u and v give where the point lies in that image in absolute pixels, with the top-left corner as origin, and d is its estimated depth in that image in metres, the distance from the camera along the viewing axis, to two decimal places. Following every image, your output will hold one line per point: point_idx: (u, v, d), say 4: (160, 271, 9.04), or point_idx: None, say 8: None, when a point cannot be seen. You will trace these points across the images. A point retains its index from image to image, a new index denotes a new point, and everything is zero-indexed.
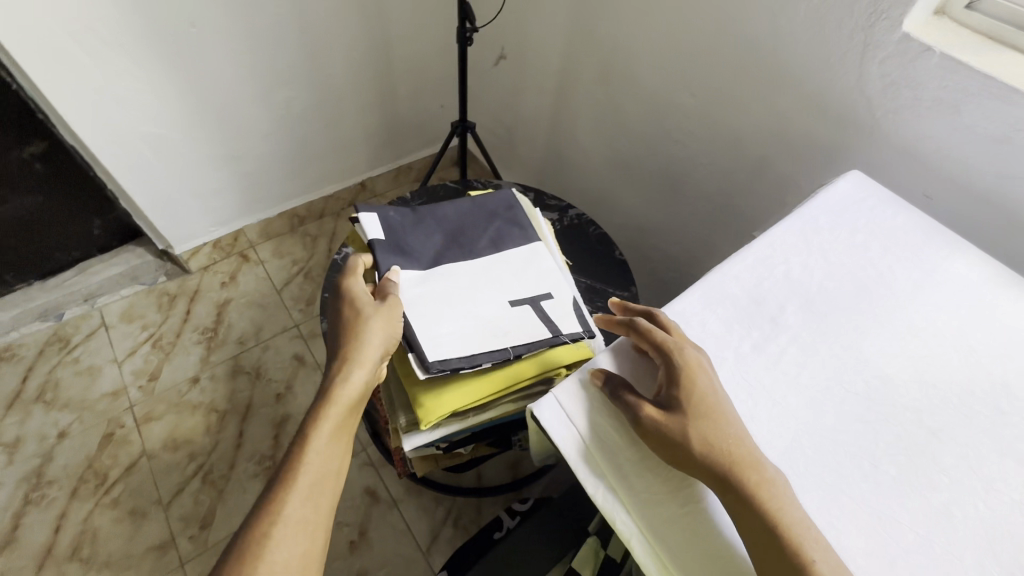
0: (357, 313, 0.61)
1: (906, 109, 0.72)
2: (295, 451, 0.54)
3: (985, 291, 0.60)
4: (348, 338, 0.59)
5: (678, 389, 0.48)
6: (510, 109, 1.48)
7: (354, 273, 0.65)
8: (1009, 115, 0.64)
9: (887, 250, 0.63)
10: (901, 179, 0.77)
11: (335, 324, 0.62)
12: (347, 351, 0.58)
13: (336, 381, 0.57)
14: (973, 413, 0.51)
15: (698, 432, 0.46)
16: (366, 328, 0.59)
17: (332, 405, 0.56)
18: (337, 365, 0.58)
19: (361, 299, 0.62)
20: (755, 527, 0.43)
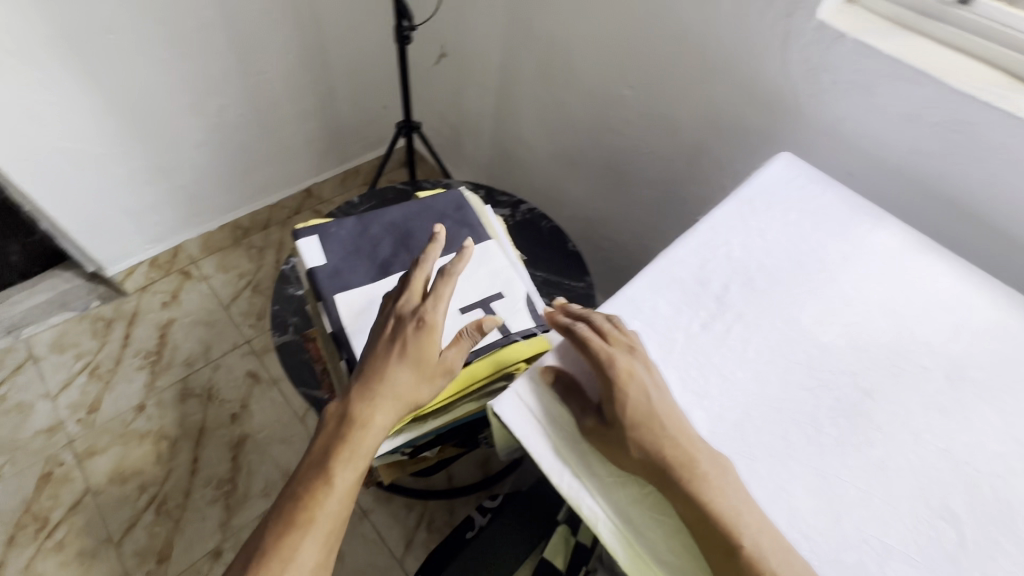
0: (427, 353, 0.55)
1: (827, 93, 0.77)
2: (313, 487, 0.50)
3: (905, 259, 0.64)
4: (398, 377, 0.54)
5: (610, 401, 0.48)
6: (456, 107, 1.47)
7: (439, 299, 0.57)
8: (916, 95, 0.69)
9: (817, 227, 0.67)
10: (827, 158, 0.81)
11: (385, 347, 0.56)
12: (389, 391, 0.54)
13: (371, 421, 0.53)
14: (901, 372, 0.55)
15: (636, 441, 0.47)
16: (411, 369, 0.55)
17: (355, 442, 0.52)
18: (372, 399, 0.53)
19: (421, 334, 0.56)
20: (691, 522, 0.44)
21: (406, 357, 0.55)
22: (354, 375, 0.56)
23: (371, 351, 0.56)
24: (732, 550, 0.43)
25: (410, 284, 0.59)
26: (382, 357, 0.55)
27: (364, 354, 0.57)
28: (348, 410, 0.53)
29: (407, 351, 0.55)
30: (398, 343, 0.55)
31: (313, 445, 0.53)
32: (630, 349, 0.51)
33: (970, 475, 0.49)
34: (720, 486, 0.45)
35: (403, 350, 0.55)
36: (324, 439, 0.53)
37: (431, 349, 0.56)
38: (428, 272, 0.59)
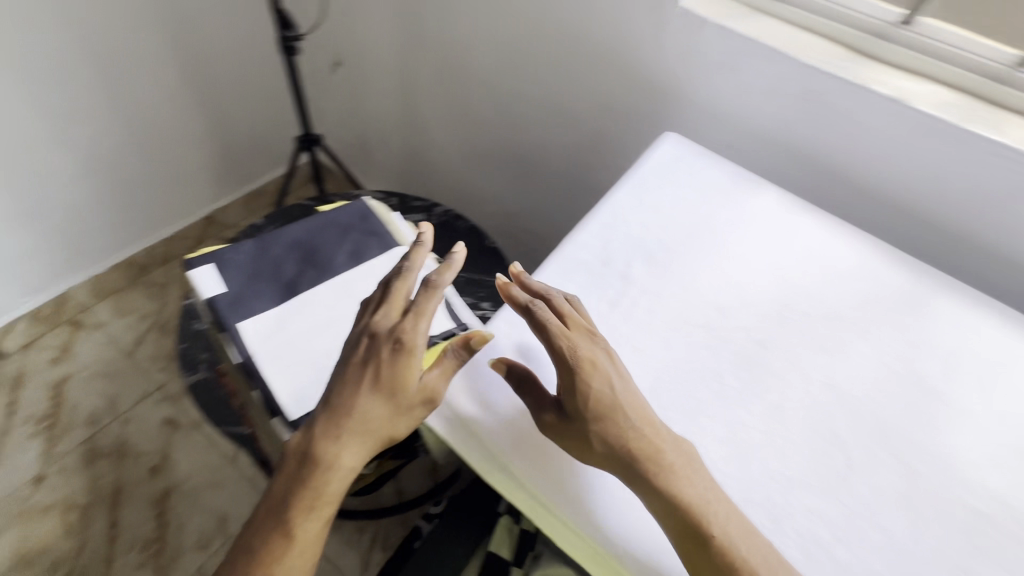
0: (404, 381, 0.50)
1: (700, 74, 0.83)
2: (271, 535, 0.47)
3: (782, 218, 0.71)
4: (370, 412, 0.49)
5: (571, 394, 0.48)
6: (359, 116, 1.43)
7: (421, 318, 0.51)
8: (774, 70, 0.77)
9: (706, 198, 0.72)
10: (710, 135, 0.88)
11: (357, 373, 0.50)
12: (359, 426, 0.49)
13: (338, 462, 0.48)
14: (788, 320, 0.61)
15: (599, 434, 0.47)
16: (385, 401, 0.49)
17: (320, 487, 0.48)
18: (340, 438, 0.49)
19: (397, 361, 0.50)
20: (658, 513, 0.45)
21: (380, 388, 0.49)
22: (320, 406, 0.50)
23: (342, 377, 0.50)
24: (702, 535, 0.44)
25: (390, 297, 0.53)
26: (353, 387, 0.50)
27: (333, 380, 0.51)
28: (312, 450, 0.48)
29: (382, 380, 0.49)
30: (372, 370, 0.50)
31: (273, 486, 0.49)
32: (590, 337, 0.51)
33: (851, 401, 0.56)
34: (687, 476, 0.46)
35: (378, 378, 0.50)
36: (284, 481, 0.49)
37: (409, 375, 0.50)
38: (410, 285, 0.54)
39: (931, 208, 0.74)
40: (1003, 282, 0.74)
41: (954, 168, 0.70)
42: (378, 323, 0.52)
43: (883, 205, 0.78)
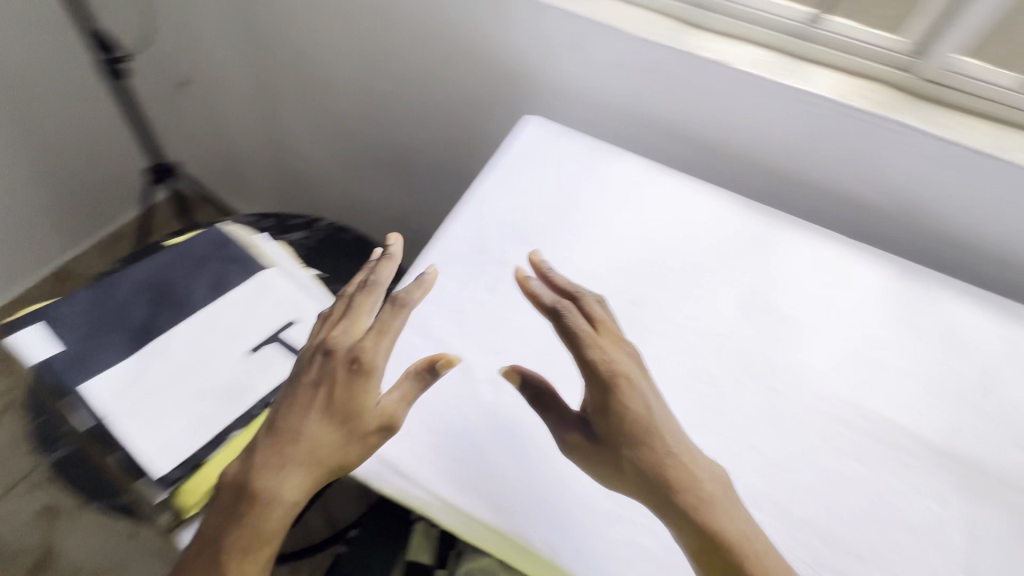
0: (357, 405, 0.46)
1: (550, 56, 0.85)
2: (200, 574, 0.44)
3: (643, 181, 0.75)
4: (314, 439, 0.45)
5: (599, 410, 0.47)
6: (219, 137, 1.33)
7: (382, 338, 0.49)
8: (614, 46, 0.80)
9: (570, 174, 0.75)
10: (571, 113, 0.91)
11: (307, 395, 0.48)
12: (302, 453, 0.45)
13: (276, 493, 0.44)
14: (656, 277, 0.65)
15: (634, 459, 0.45)
16: (333, 427, 0.46)
17: (256, 525, 0.44)
18: (279, 466, 0.45)
19: (350, 382, 0.47)
20: (682, 544, 0.44)
21: (330, 412, 0.46)
22: (265, 430, 0.47)
23: (290, 399, 0.48)
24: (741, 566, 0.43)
25: (352, 316, 0.52)
26: (301, 411, 0.47)
27: (280, 402, 0.48)
28: (251, 478, 0.45)
29: (332, 403, 0.46)
30: (326, 392, 0.47)
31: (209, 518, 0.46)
32: (625, 353, 0.49)
33: (718, 341, 0.61)
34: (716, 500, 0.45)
35: (329, 399, 0.47)
36: (218, 513, 0.45)
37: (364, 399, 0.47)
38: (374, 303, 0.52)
39: (765, 155, 0.83)
40: (832, 210, 0.85)
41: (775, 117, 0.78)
42: (335, 342, 0.50)
43: (727, 158, 0.86)
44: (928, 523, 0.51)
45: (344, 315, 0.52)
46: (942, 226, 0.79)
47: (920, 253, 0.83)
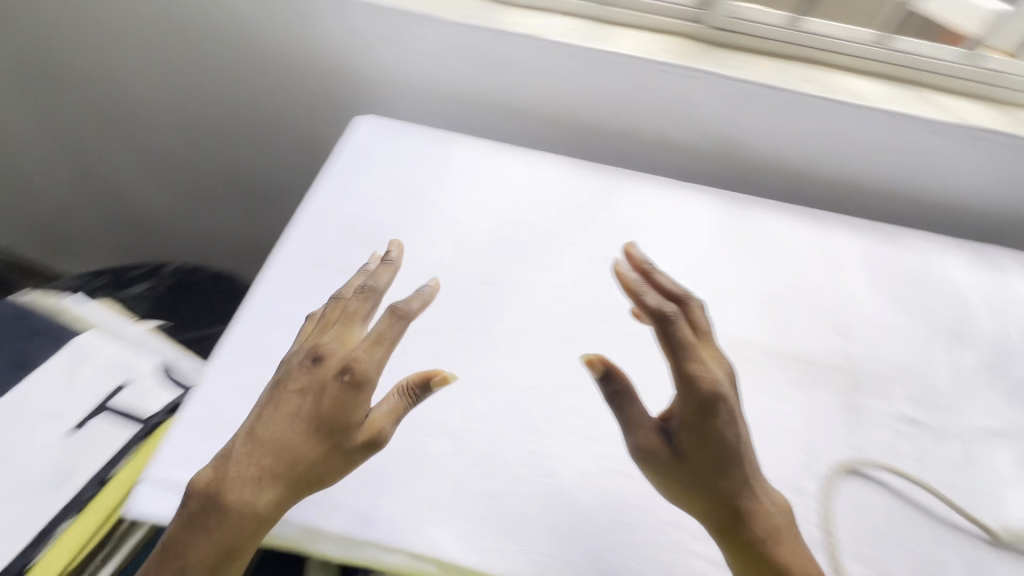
0: (345, 415, 0.45)
1: (369, 53, 0.84)
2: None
3: (483, 163, 0.76)
4: (295, 447, 0.44)
5: (689, 423, 0.46)
6: (27, 199, 1.15)
7: (377, 351, 0.48)
8: (428, 34, 0.80)
9: (410, 169, 0.74)
10: (408, 109, 0.91)
11: (296, 402, 0.45)
12: (282, 460, 0.43)
13: (249, 499, 0.42)
14: (508, 254, 0.66)
15: (715, 477, 0.45)
16: (318, 439, 0.44)
17: (226, 528, 0.41)
18: (256, 472, 0.43)
19: (343, 395, 0.45)
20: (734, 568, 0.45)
21: (316, 420, 0.44)
22: (243, 431, 0.45)
23: (273, 403, 0.46)
24: None
25: (347, 326, 0.51)
26: (286, 416, 0.45)
27: (262, 404, 0.46)
28: (224, 482, 0.43)
29: (319, 411, 0.44)
30: (313, 399, 0.45)
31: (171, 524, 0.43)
32: (725, 372, 0.49)
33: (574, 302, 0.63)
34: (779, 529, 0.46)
35: (315, 407, 0.45)
36: (182, 520, 0.42)
37: (352, 410, 0.45)
38: (368, 314, 0.52)
39: (599, 120, 0.87)
40: (669, 161, 0.91)
41: (598, 82, 0.82)
42: (327, 349, 0.48)
43: (567, 128, 0.89)
44: (773, 421, 0.57)
45: (342, 322, 0.51)
46: (760, 158, 0.88)
47: (748, 185, 0.92)
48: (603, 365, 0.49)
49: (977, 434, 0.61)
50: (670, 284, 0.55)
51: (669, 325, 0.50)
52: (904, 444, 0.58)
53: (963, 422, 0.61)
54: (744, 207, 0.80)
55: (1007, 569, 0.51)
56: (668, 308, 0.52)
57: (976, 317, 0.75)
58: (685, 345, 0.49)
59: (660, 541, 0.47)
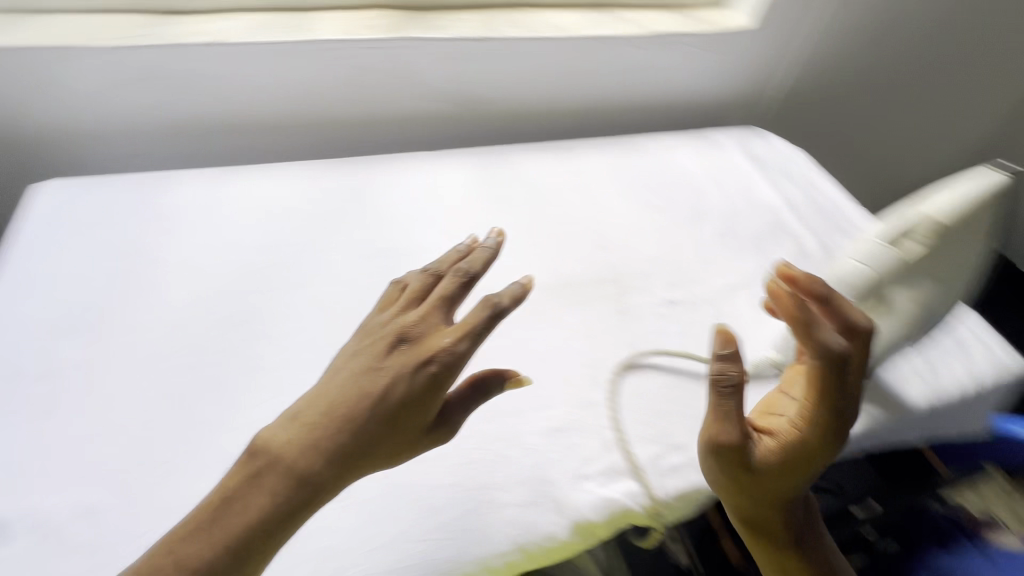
0: (423, 404, 0.41)
1: (19, 105, 0.70)
2: (200, 549, 0.36)
3: (202, 195, 0.70)
4: (365, 421, 0.40)
5: (790, 447, 0.48)
6: None
7: (467, 345, 0.42)
8: (81, 66, 0.69)
9: (114, 226, 0.65)
10: (107, 157, 0.78)
11: (374, 376, 0.41)
12: (351, 437, 0.39)
13: (307, 473, 0.38)
14: (250, 281, 0.62)
15: (782, 487, 0.49)
16: (389, 423, 0.40)
17: (276, 486, 0.38)
18: (320, 448, 0.39)
19: (426, 380, 0.41)
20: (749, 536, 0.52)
21: (394, 407, 0.40)
22: (316, 395, 0.42)
23: (356, 376, 0.41)
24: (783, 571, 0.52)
25: (436, 307, 0.45)
26: (365, 397, 0.40)
27: (341, 372, 0.42)
28: (288, 448, 0.39)
29: (398, 402, 0.41)
30: (401, 384, 0.41)
31: (217, 487, 0.38)
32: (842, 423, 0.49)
33: (334, 306, 0.60)
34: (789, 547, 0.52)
35: (395, 393, 0.41)
36: (231, 483, 0.38)
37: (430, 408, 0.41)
38: (454, 297, 0.46)
39: (330, 113, 0.83)
40: (422, 135, 0.91)
41: (312, 78, 0.78)
42: (414, 340, 0.43)
43: (305, 131, 0.84)
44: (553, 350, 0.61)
45: (431, 303, 0.46)
46: (500, 109, 0.91)
47: (505, 135, 0.95)
48: (735, 351, 0.44)
49: (721, 292, 0.70)
50: (847, 319, 0.48)
51: (824, 364, 0.46)
52: (667, 325, 0.65)
53: (709, 287, 0.71)
54: (491, 164, 0.83)
55: (758, 396, 0.60)
56: (839, 346, 0.46)
57: (707, 195, 0.86)
58: (829, 390, 0.47)
59: (464, 511, 0.47)
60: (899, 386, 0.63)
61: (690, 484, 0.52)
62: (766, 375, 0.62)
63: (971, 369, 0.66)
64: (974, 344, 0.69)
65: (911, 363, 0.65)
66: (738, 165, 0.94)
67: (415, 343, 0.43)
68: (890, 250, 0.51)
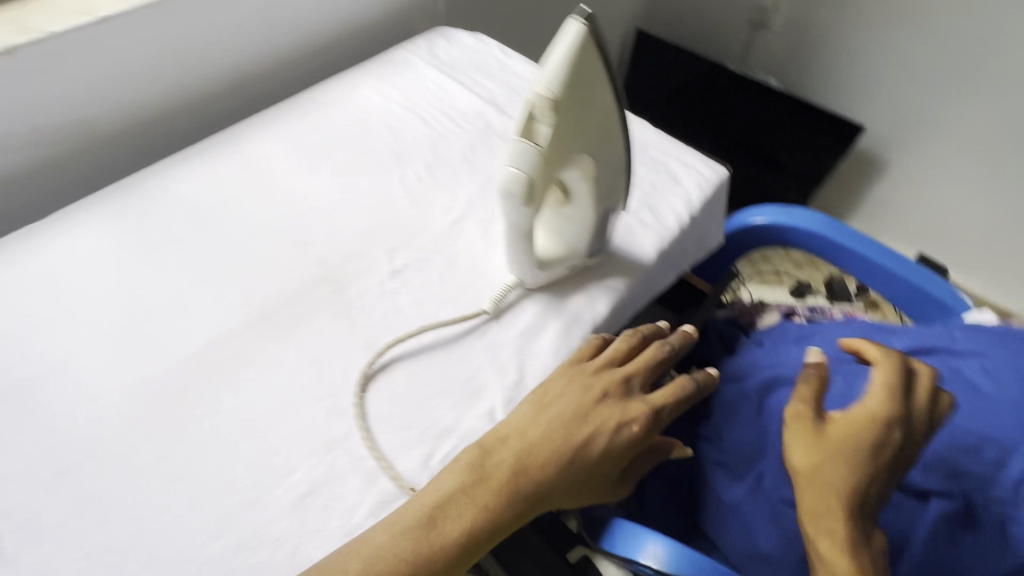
0: (613, 462, 0.48)
1: None
2: (416, 552, 0.40)
3: None
4: (576, 460, 0.46)
5: (874, 429, 0.49)
6: None
7: (659, 411, 0.50)
8: None
9: None
10: None
11: (592, 425, 0.47)
12: (561, 474, 0.45)
13: (513, 496, 0.44)
14: None
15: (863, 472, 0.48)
16: (591, 469, 0.47)
17: (492, 505, 0.43)
18: (531, 473, 0.45)
19: (631, 437, 0.48)
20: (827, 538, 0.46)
21: (592, 455, 0.47)
22: (527, 425, 0.47)
23: (568, 417, 0.47)
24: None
25: (638, 366, 0.52)
26: (571, 440, 0.46)
27: (555, 406, 0.48)
28: (512, 462, 0.45)
29: (599, 450, 0.47)
30: (602, 440, 0.47)
31: (431, 490, 0.43)
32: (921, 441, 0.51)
33: None
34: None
35: (597, 447, 0.47)
36: (453, 480, 0.44)
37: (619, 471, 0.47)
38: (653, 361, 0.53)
39: None
40: (27, 200, 0.67)
41: (38, 87, 0.62)
42: (619, 401, 0.49)
43: None
44: (279, 400, 0.50)
45: (640, 367, 0.52)
46: (118, 127, 0.71)
47: (187, 134, 0.78)
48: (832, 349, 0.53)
49: (449, 233, 0.64)
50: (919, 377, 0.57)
51: (907, 367, 0.53)
52: (400, 297, 0.58)
53: (434, 232, 0.64)
54: (156, 184, 0.66)
55: (515, 325, 0.56)
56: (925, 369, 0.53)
57: (412, 126, 0.77)
58: (913, 389, 0.51)
59: None
60: (633, 246, 0.63)
61: None
62: (512, 301, 0.58)
63: (686, 196, 0.69)
64: (682, 171, 0.72)
65: (637, 217, 0.66)
66: (435, 79, 0.85)
67: (626, 407, 0.49)
68: (534, 148, 0.41)
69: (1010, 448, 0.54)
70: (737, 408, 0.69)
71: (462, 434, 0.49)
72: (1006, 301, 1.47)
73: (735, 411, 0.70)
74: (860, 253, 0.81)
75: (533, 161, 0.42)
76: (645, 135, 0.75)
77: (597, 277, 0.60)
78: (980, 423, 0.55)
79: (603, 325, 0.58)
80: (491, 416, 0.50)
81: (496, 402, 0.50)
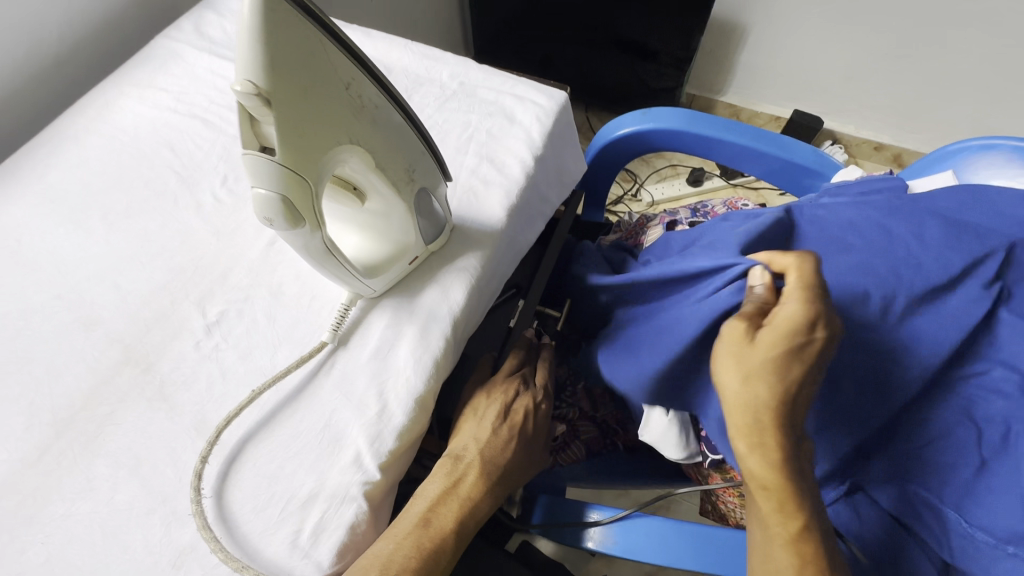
0: (538, 438, 0.53)
1: None
2: (432, 545, 0.42)
3: None
4: (518, 439, 0.50)
5: (823, 356, 0.46)
6: None
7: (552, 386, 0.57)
8: None
9: None
10: None
11: (522, 410, 0.51)
12: (512, 451, 0.49)
13: (490, 485, 0.46)
14: None
15: (802, 405, 0.47)
16: (528, 444, 0.52)
17: (477, 489, 0.45)
18: (497, 463, 0.48)
19: (542, 416, 0.53)
20: (766, 468, 0.47)
21: (526, 438, 0.51)
22: (478, 426, 0.49)
23: (505, 410, 0.50)
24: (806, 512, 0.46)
25: (534, 370, 0.56)
26: (515, 429, 0.50)
27: (492, 405, 0.51)
28: (481, 454, 0.47)
29: (528, 435, 0.52)
30: (528, 423, 0.52)
31: (422, 496, 0.45)
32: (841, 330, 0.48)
33: None
34: (786, 488, 0.46)
35: (528, 426, 0.52)
36: (437, 485, 0.45)
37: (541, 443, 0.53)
38: (539, 369, 0.57)
39: None
40: None
41: None
42: (529, 387, 0.54)
43: None
44: (95, 532, 0.41)
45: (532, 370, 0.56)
46: None
47: None
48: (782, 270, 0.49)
49: (267, 260, 0.54)
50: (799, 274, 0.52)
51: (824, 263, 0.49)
52: (222, 355, 0.48)
53: (248, 264, 0.54)
54: None
55: (360, 345, 0.49)
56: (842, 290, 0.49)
57: (196, 136, 0.63)
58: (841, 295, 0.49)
59: None
60: (479, 212, 0.56)
61: (345, 528, 0.41)
62: (356, 319, 0.50)
63: (527, 135, 0.61)
64: (517, 106, 0.63)
65: (477, 176, 0.58)
66: (209, 66, 0.68)
67: (538, 396, 0.54)
68: (268, 159, 0.34)
69: (891, 293, 0.52)
70: (669, 283, 0.60)
71: (330, 494, 0.42)
72: (877, 135, 1.55)
73: (669, 287, 0.61)
74: (726, 139, 0.77)
75: (276, 176, 0.35)
76: (468, 75, 0.65)
77: (447, 260, 0.53)
78: (863, 277, 0.53)
79: (465, 313, 0.51)
80: (358, 463, 0.43)
81: (361, 444, 0.44)
